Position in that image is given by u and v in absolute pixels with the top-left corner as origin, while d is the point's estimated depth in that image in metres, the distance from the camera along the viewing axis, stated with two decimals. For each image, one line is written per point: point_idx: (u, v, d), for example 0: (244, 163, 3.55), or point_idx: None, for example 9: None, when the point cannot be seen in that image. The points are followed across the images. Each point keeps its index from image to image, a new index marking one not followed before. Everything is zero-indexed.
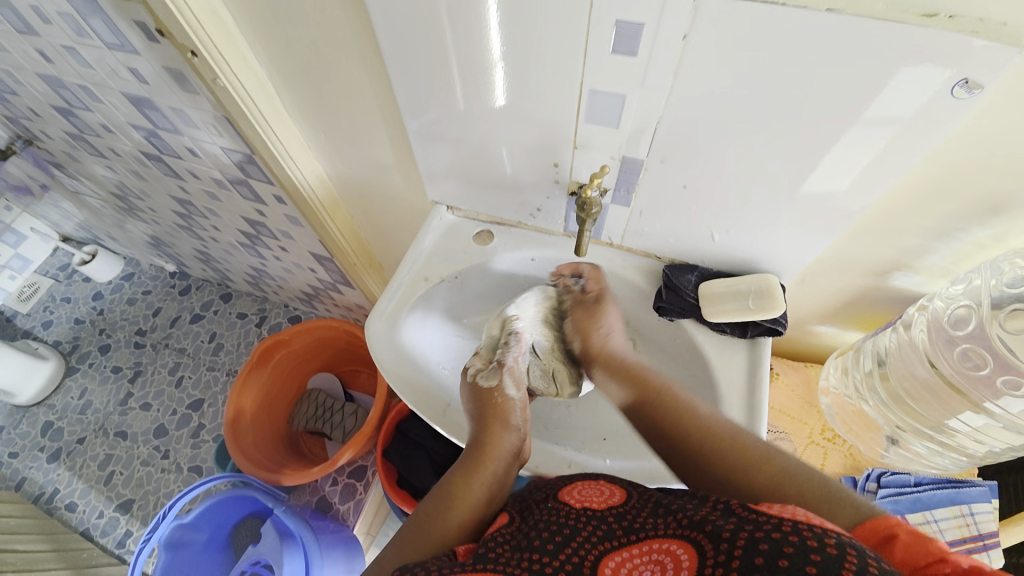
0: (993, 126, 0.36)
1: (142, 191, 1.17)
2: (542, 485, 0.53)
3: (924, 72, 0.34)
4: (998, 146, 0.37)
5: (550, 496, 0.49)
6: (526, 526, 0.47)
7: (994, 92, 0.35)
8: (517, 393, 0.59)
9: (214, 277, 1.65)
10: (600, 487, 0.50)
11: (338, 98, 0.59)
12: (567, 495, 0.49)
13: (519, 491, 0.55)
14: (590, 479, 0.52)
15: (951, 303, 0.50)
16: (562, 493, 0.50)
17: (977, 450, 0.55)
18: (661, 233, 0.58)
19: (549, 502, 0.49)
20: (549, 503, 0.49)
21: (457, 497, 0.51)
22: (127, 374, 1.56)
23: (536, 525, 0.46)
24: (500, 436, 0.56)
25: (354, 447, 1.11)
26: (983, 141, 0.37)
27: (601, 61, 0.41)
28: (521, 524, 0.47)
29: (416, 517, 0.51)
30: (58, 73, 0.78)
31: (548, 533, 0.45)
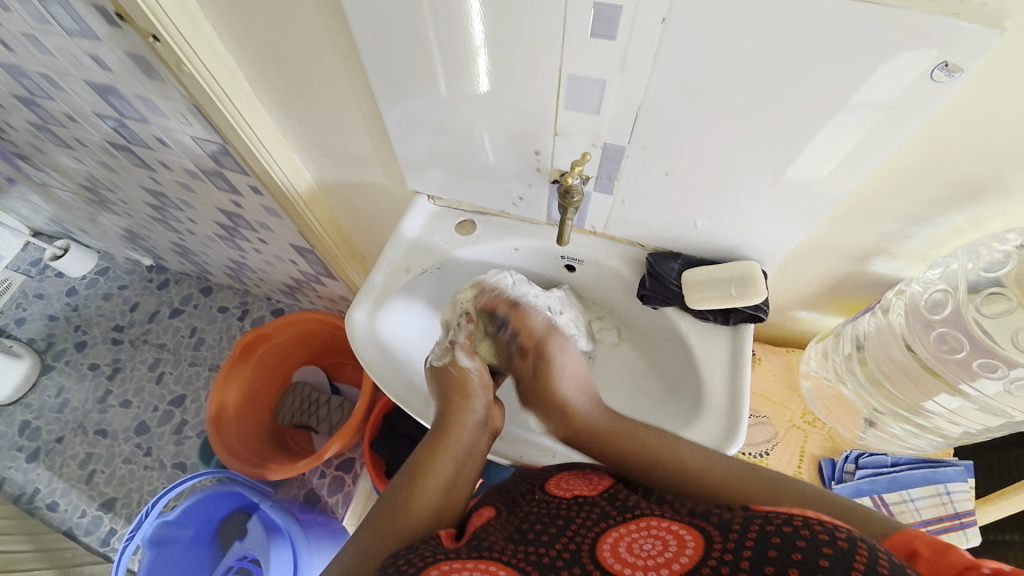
0: (973, 108, 0.36)
1: (113, 183, 1.13)
2: (528, 476, 0.55)
3: (905, 55, 0.34)
4: (979, 130, 0.37)
5: (537, 488, 0.51)
6: (518, 517, 0.48)
7: (973, 74, 0.34)
8: (471, 362, 0.60)
9: (193, 270, 1.61)
10: (587, 476, 0.52)
11: (311, 85, 0.56)
12: (555, 486, 0.51)
13: (507, 483, 0.56)
14: (575, 469, 0.54)
15: (928, 287, 0.50)
16: (549, 484, 0.52)
17: (952, 432, 0.56)
18: (645, 221, 0.58)
19: (537, 493, 0.51)
20: (536, 495, 0.50)
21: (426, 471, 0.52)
22: (105, 371, 1.52)
23: (526, 518, 0.47)
24: (462, 410, 0.56)
25: (341, 440, 1.10)
26: (962, 126, 0.37)
27: (580, 46, 0.40)
28: (510, 515, 0.49)
29: (388, 495, 0.51)
30: (16, 58, 0.74)
31: (541, 527, 0.45)
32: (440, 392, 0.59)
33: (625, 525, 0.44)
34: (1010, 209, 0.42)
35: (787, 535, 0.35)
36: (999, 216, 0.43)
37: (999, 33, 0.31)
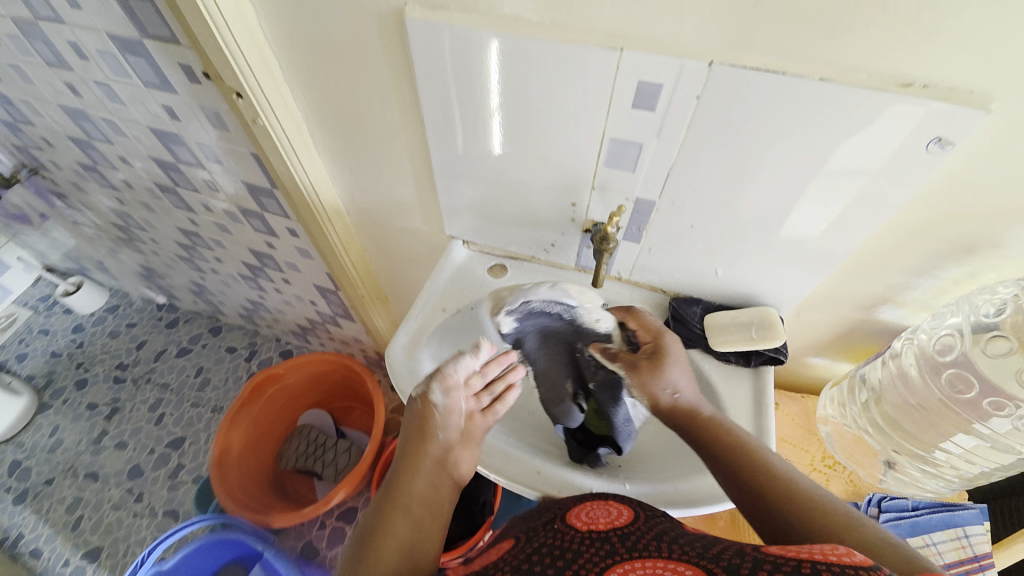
0: (964, 177, 0.42)
1: (146, 222, 1.17)
2: (551, 505, 0.54)
3: (905, 131, 0.40)
4: (970, 195, 0.43)
5: (556, 519, 0.50)
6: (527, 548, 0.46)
7: (962, 148, 0.40)
8: (443, 398, 0.55)
9: (205, 310, 1.63)
10: (608, 508, 0.51)
11: (370, 141, 0.63)
12: (575, 518, 0.50)
13: (529, 512, 0.56)
14: (599, 501, 0.52)
15: (934, 334, 0.54)
16: (569, 515, 0.50)
17: (955, 476, 0.60)
18: (668, 269, 0.63)
19: (555, 524, 0.49)
20: (553, 525, 0.49)
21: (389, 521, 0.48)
22: (104, 411, 1.50)
23: (538, 548, 0.46)
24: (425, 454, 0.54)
25: (348, 487, 1.07)
26: (955, 191, 0.43)
27: (622, 114, 0.47)
28: (525, 544, 0.47)
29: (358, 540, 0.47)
30: (85, 107, 0.81)
31: (549, 560, 0.43)
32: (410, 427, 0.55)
33: (630, 561, 0.41)
34: (1002, 264, 0.47)
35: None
36: (994, 270, 0.48)
37: (986, 114, 0.37)
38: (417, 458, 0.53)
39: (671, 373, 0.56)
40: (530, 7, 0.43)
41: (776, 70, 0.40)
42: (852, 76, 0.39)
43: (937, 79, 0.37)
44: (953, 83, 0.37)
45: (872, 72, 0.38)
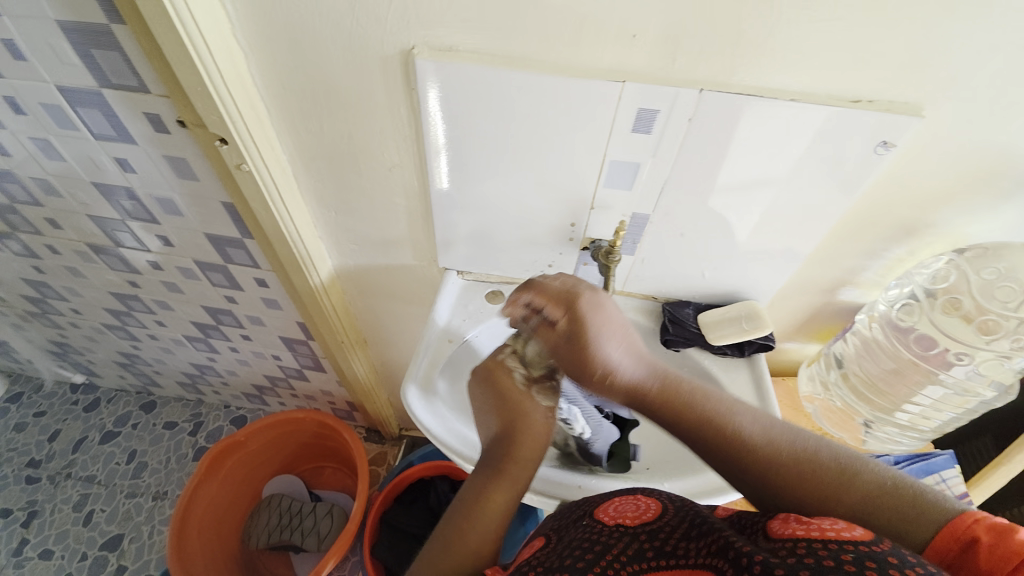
0: (903, 173, 0.51)
1: (70, 290, 1.04)
2: (580, 503, 0.56)
3: (860, 138, 0.48)
4: (908, 187, 0.52)
5: (586, 515, 0.51)
6: (561, 546, 0.48)
7: (902, 149, 0.49)
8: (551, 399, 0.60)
9: (134, 384, 1.44)
10: (636, 501, 0.51)
11: (363, 179, 0.63)
12: (603, 512, 0.51)
13: (560, 508, 0.57)
14: (628, 494, 0.53)
15: (893, 302, 0.63)
16: (598, 511, 0.52)
17: (926, 426, 0.68)
18: (659, 276, 0.68)
19: (585, 520, 0.51)
20: (584, 521, 0.51)
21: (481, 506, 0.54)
22: (20, 517, 1.25)
23: (570, 544, 0.48)
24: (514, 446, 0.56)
25: (338, 553, 0.98)
26: (897, 184, 0.52)
27: (622, 138, 0.51)
28: (556, 544, 0.50)
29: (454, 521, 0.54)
30: (10, 167, 0.72)
31: (580, 552, 0.46)
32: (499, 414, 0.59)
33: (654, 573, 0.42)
34: (934, 241, 0.57)
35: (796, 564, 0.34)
36: (929, 246, 0.58)
37: (921, 119, 0.46)
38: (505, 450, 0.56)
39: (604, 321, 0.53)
40: (533, 40, 0.46)
41: (755, 93, 0.47)
42: (815, 96, 0.46)
43: (880, 94, 0.46)
44: (892, 97, 0.46)
45: (830, 91, 0.46)
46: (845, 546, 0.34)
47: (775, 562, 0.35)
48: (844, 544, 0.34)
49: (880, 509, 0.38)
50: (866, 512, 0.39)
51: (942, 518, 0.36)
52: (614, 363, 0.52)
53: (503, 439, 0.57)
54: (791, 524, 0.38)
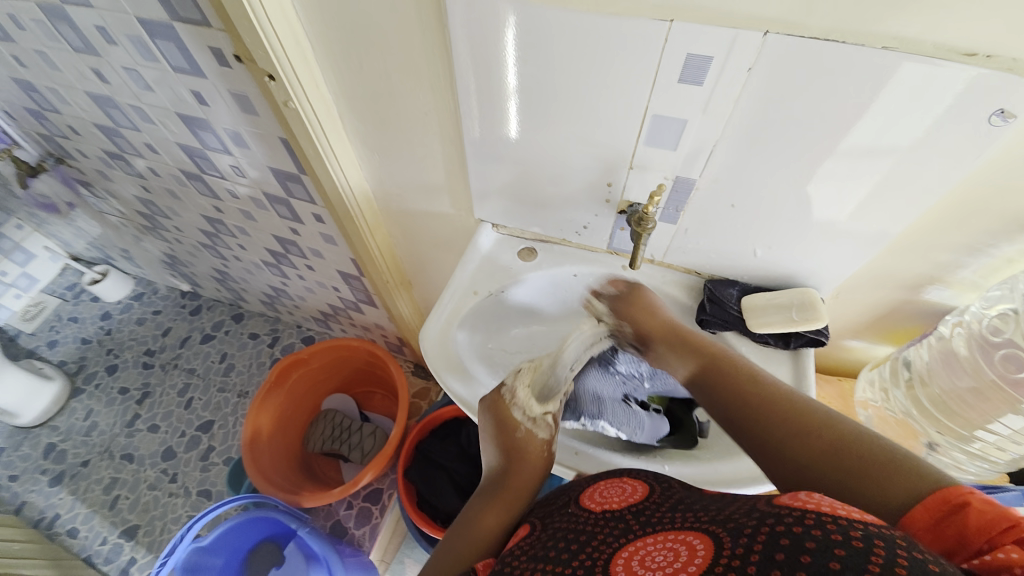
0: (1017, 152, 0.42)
1: (171, 211, 1.19)
2: (567, 489, 0.57)
3: (968, 106, 0.39)
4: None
5: (571, 503, 0.52)
6: (545, 535, 0.50)
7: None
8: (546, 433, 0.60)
9: (227, 297, 1.65)
10: (622, 485, 0.52)
11: (401, 122, 0.63)
12: (589, 500, 0.52)
13: (549, 493, 0.59)
14: (613, 478, 0.54)
15: (985, 315, 0.54)
16: (583, 498, 0.53)
17: (999, 458, 0.58)
18: (704, 249, 0.62)
19: (570, 508, 0.52)
20: (569, 509, 0.52)
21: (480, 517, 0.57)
22: (135, 395, 1.54)
23: (555, 535, 0.49)
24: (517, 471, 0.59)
25: (375, 469, 1.08)
26: (1007, 165, 0.43)
27: (665, 89, 0.45)
28: (542, 532, 0.51)
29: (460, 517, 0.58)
30: (114, 95, 0.81)
31: (564, 546, 0.46)
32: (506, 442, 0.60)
33: (643, 538, 0.43)
34: None
35: (801, 535, 0.33)
36: None
37: None
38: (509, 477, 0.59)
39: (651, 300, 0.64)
40: None
41: (832, 38, 0.38)
42: (916, 44, 0.37)
43: (1001, 48, 0.36)
44: (1017, 53, 0.36)
45: (936, 41, 0.37)
46: (853, 522, 0.33)
47: (781, 531, 0.34)
48: (853, 521, 0.33)
49: (875, 471, 0.39)
50: (860, 468, 0.40)
51: (917, 489, 0.36)
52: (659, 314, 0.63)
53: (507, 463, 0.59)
54: (795, 494, 0.37)
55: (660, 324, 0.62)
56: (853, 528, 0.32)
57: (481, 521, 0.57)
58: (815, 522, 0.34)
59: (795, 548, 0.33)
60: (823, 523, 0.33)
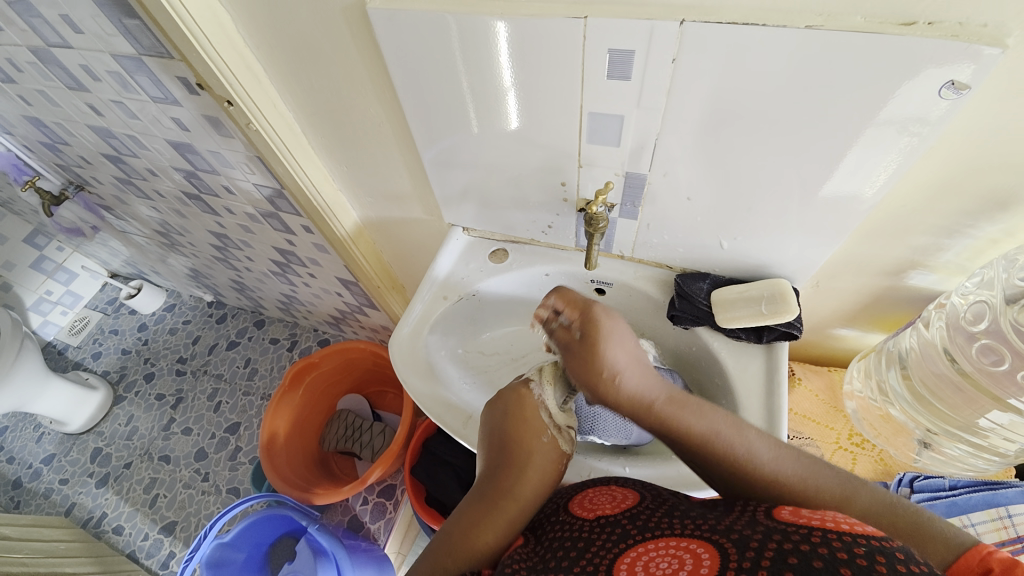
0: (982, 123, 0.39)
1: (183, 228, 1.25)
2: (552, 497, 0.55)
3: (912, 79, 0.37)
4: (1002, 128, 0.39)
5: (561, 510, 0.50)
6: (541, 547, 0.47)
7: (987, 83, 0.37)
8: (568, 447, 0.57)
9: (248, 305, 1.72)
10: (612, 492, 0.50)
11: (359, 134, 0.64)
12: (579, 506, 0.50)
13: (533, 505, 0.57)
14: (602, 486, 0.52)
15: (967, 299, 0.51)
16: (573, 504, 0.51)
17: (1009, 450, 0.54)
18: (671, 244, 0.60)
19: (560, 515, 0.50)
20: (560, 517, 0.50)
21: (478, 530, 0.50)
22: (170, 400, 1.64)
23: (550, 545, 0.47)
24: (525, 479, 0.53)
25: (383, 466, 1.11)
26: (973, 139, 0.40)
27: (599, 85, 0.45)
28: (536, 545, 0.48)
29: (450, 536, 0.50)
30: (108, 125, 0.86)
31: (563, 552, 0.44)
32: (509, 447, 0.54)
33: (643, 543, 0.41)
34: None
35: (808, 552, 0.32)
36: None
37: (1002, 51, 0.34)
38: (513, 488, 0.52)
39: (614, 344, 0.51)
40: None
41: (755, 22, 0.37)
42: (845, 19, 0.36)
43: (941, 15, 0.34)
44: (961, 18, 0.34)
45: (867, 13, 0.35)
46: (857, 538, 0.32)
47: (787, 550, 0.33)
48: (856, 537, 0.33)
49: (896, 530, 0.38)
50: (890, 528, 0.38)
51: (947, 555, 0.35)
52: (620, 367, 0.50)
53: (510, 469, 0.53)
54: (797, 512, 0.37)
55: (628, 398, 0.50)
56: (856, 544, 0.32)
57: (478, 537, 0.50)
58: (821, 539, 0.33)
59: (804, 563, 0.32)
60: (829, 541, 0.32)
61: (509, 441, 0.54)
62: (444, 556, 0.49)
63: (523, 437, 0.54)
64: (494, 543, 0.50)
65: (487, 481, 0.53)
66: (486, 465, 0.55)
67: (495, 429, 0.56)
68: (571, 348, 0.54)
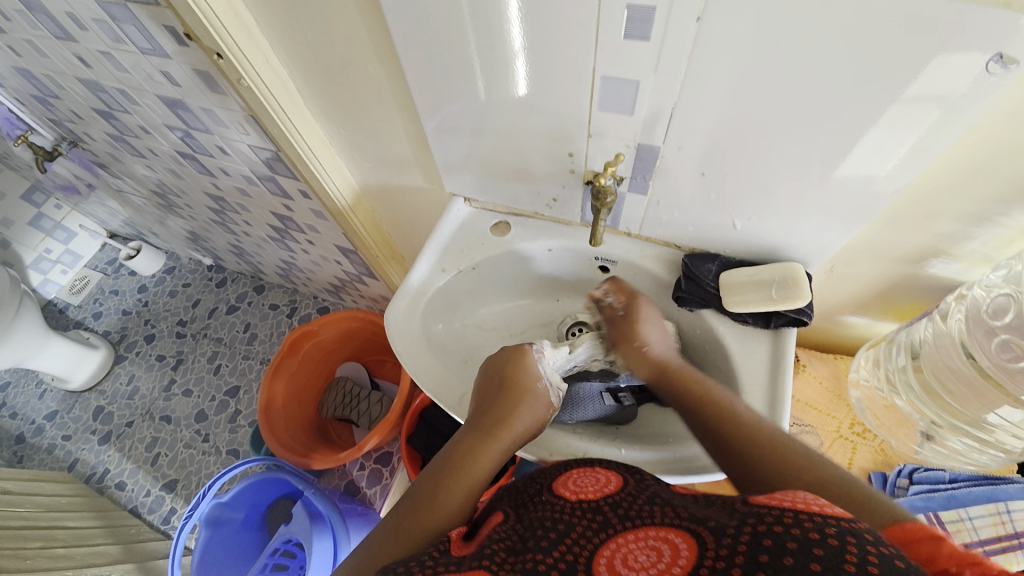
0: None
1: (180, 189, 1.22)
2: (537, 476, 0.52)
3: (953, 48, 0.33)
4: None
5: (544, 489, 0.48)
6: (520, 525, 0.44)
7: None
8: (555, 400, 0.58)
9: (248, 270, 1.71)
10: (596, 475, 0.48)
11: (356, 93, 0.60)
12: (563, 486, 0.48)
13: (516, 484, 0.54)
14: (585, 467, 0.50)
15: (991, 291, 0.49)
16: (556, 484, 0.48)
17: (1017, 447, 0.53)
18: (680, 222, 0.58)
19: (543, 494, 0.48)
20: (541, 497, 0.47)
21: (454, 478, 0.49)
22: (170, 362, 1.65)
23: (529, 523, 0.44)
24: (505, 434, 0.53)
25: (380, 434, 1.10)
26: (1017, 117, 0.37)
27: (613, 47, 0.41)
28: (515, 523, 0.45)
29: (419, 488, 0.49)
30: (98, 77, 0.82)
31: (543, 531, 0.42)
32: (495, 402, 0.55)
33: (622, 534, 0.40)
34: None
35: (781, 535, 0.31)
36: None
37: None
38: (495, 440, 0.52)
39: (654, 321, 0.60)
40: None
41: None
42: None
43: None
44: None
45: None
46: (827, 520, 0.31)
47: (762, 532, 0.32)
48: (826, 518, 0.31)
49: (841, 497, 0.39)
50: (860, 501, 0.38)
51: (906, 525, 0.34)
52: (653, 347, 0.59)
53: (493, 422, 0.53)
54: (772, 495, 0.35)
55: (649, 361, 0.58)
56: (827, 525, 0.31)
57: (451, 490, 0.48)
58: (793, 522, 0.31)
59: (778, 549, 0.30)
60: (801, 522, 0.31)
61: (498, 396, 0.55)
62: (417, 510, 0.47)
63: (517, 388, 0.55)
64: (467, 496, 0.48)
65: (469, 432, 0.53)
66: (469, 421, 0.55)
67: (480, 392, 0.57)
68: (613, 323, 0.62)
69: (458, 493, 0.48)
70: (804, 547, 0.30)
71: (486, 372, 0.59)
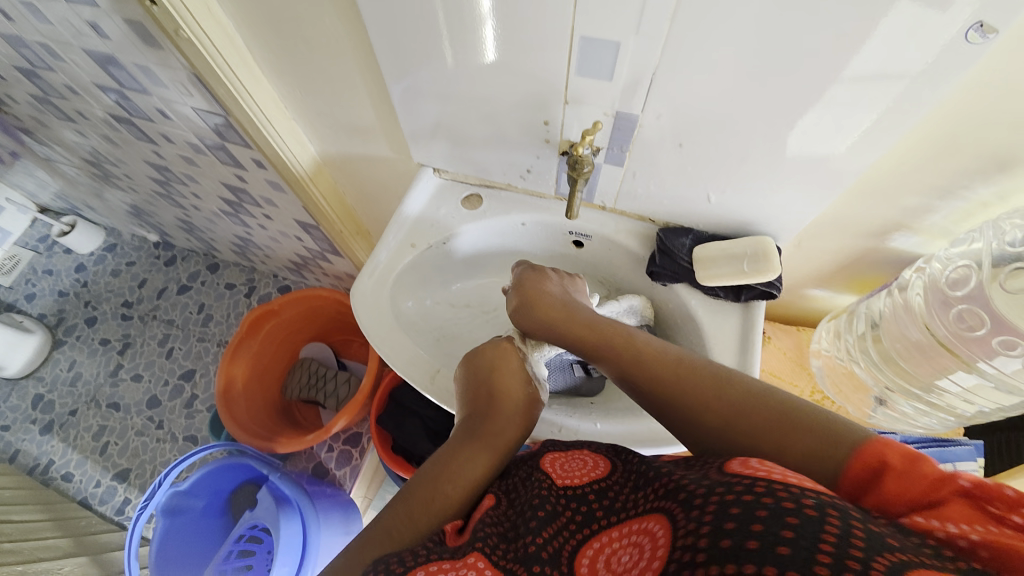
0: (1001, 72, 0.36)
1: (117, 158, 1.11)
2: (525, 458, 0.52)
3: (937, 20, 0.33)
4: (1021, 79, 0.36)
5: (534, 470, 0.47)
6: (514, 512, 0.45)
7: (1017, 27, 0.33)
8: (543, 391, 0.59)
9: (200, 247, 1.60)
10: (583, 458, 0.48)
11: (314, 51, 0.55)
12: (552, 467, 0.48)
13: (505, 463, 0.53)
14: (573, 450, 0.50)
15: (949, 264, 0.51)
16: (545, 462, 0.48)
17: (965, 412, 0.58)
18: (655, 195, 0.57)
19: (535, 475, 0.47)
20: (534, 477, 0.47)
21: (449, 473, 0.50)
22: (116, 346, 1.54)
23: (524, 509, 0.44)
24: (495, 427, 0.53)
25: (348, 415, 1.07)
26: (986, 90, 0.38)
27: (594, 6, 0.39)
28: (508, 509, 0.46)
29: (413, 485, 0.49)
30: (15, 28, 0.73)
31: (532, 510, 0.43)
32: (480, 400, 0.55)
33: (608, 531, 0.40)
34: None
35: (751, 502, 0.31)
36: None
37: None
38: (486, 435, 0.53)
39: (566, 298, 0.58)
40: None
41: None
42: None
43: None
44: None
45: None
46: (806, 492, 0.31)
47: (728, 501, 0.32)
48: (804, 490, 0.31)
49: (801, 446, 0.38)
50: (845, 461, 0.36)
51: None
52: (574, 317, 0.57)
53: (483, 416, 0.54)
54: (748, 463, 0.35)
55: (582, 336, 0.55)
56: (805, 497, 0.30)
57: (444, 485, 0.49)
58: (788, 494, 0.31)
59: (775, 520, 0.29)
60: (801, 499, 0.30)
61: (487, 391, 0.56)
62: (411, 507, 0.47)
63: (502, 386, 0.56)
64: (464, 489, 0.49)
65: (459, 431, 0.54)
66: (458, 419, 0.56)
67: (463, 388, 0.58)
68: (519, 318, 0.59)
69: (454, 487, 0.49)
70: (811, 522, 0.29)
71: (467, 373, 0.58)
